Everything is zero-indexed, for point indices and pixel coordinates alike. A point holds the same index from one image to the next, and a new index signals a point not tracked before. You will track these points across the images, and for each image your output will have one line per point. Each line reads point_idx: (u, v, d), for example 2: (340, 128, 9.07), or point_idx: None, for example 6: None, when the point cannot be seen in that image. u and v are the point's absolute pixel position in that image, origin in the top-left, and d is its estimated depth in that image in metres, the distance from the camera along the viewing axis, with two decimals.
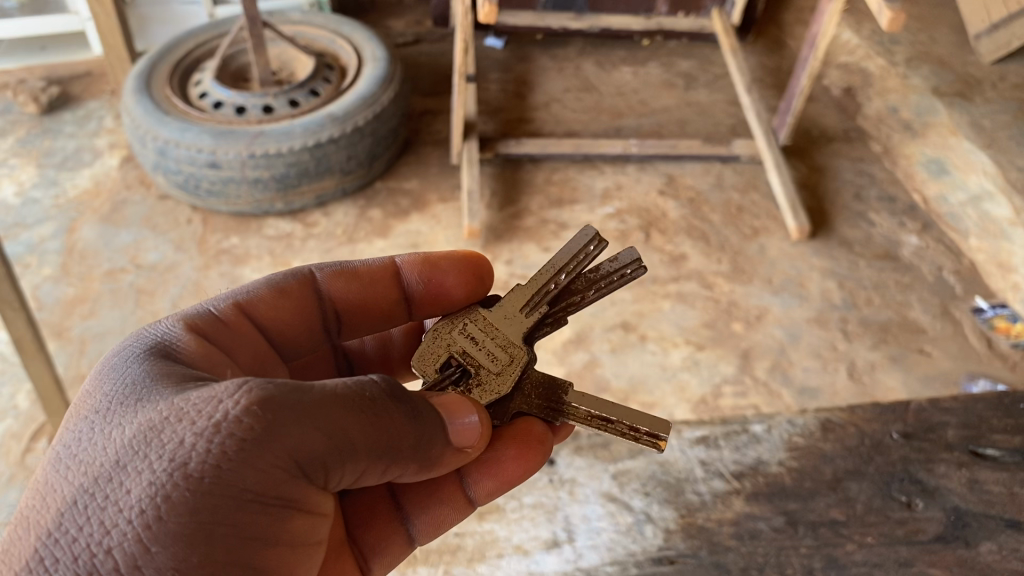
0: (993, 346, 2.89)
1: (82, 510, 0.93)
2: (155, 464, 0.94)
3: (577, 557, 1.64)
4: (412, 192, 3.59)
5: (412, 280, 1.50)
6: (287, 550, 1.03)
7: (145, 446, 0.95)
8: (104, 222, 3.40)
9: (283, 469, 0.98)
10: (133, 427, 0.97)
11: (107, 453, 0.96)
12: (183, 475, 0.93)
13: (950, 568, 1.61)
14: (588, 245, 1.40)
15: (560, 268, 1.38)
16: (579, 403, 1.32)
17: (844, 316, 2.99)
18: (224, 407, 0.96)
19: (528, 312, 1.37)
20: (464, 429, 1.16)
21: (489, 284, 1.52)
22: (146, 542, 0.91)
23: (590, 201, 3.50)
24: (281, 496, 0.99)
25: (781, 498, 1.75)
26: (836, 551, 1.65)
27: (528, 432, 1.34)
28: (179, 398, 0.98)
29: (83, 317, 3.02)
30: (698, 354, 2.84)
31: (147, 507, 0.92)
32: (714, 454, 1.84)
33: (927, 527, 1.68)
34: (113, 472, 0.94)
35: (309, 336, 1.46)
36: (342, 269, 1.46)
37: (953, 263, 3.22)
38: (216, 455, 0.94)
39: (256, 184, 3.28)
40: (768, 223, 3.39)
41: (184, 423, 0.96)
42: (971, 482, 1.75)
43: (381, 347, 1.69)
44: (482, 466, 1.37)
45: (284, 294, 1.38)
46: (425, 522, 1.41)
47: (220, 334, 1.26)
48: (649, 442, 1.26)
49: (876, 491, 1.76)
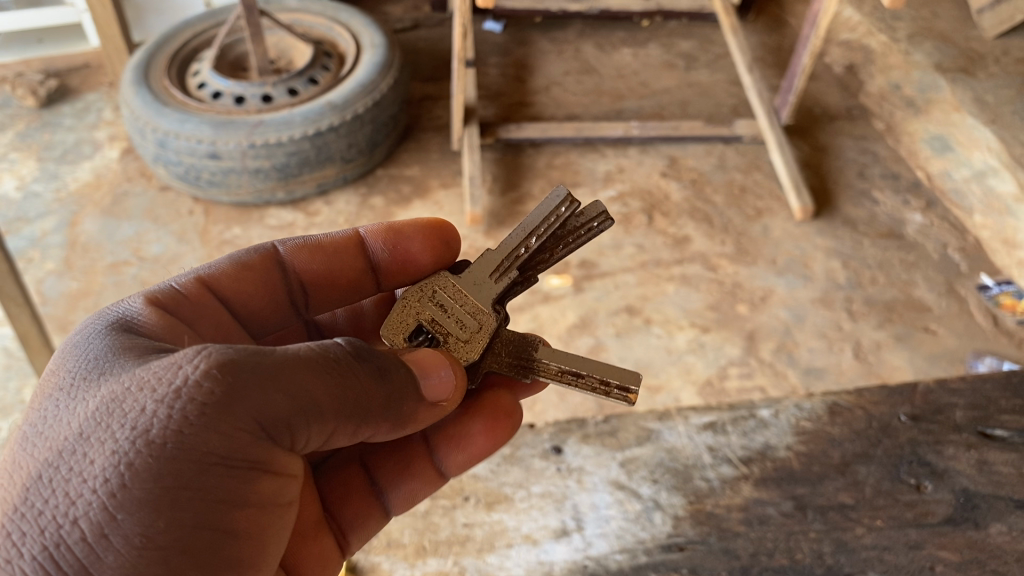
0: (999, 323, 2.89)
1: (46, 483, 0.90)
2: (118, 434, 0.91)
3: (587, 545, 1.57)
4: (414, 179, 3.58)
5: (377, 249, 1.49)
6: (257, 510, 1.01)
7: (107, 417, 0.92)
8: (106, 215, 3.40)
9: (250, 433, 0.96)
10: (96, 400, 0.94)
11: (71, 426, 0.93)
12: (146, 442, 0.90)
13: (959, 552, 1.49)
14: (560, 206, 1.33)
15: (530, 231, 1.33)
16: (548, 359, 1.33)
17: (849, 296, 2.98)
18: (186, 371, 0.93)
19: (498, 277, 1.34)
20: (438, 384, 1.17)
21: (457, 248, 1.51)
22: (112, 511, 0.88)
23: (592, 185, 3.48)
24: (248, 458, 0.97)
25: (789, 483, 1.65)
26: (845, 535, 1.54)
27: (496, 403, 1.40)
28: (141, 368, 0.95)
29: (87, 310, 3.02)
30: (704, 337, 2.84)
31: (111, 475, 0.89)
32: (720, 440, 1.75)
33: (937, 510, 1.55)
34: (77, 445, 0.91)
35: (274, 311, 1.45)
36: (306, 243, 1.46)
37: (958, 241, 3.20)
38: (179, 421, 0.91)
39: (257, 174, 3.27)
40: (771, 203, 3.38)
41: (146, 392, 0.93)
42: (980, 463, 1.61)
43: (353, 318, 1.68)
44: (451, 439, 1.40)
45: (248, 268, 1.38)
46: (400, 496, 1.43)
47: (182, 303, 1.24)
48: (620, 395, 1.29)
49: (885, 474, 1.64)
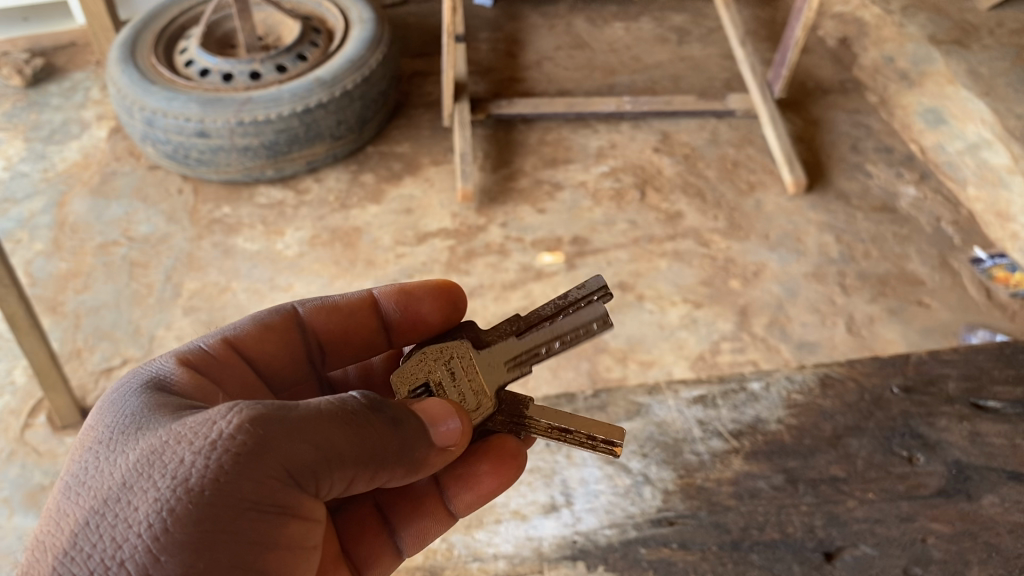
0: (992, 296, 2.88)
1: (93, 530, 0.88)
2: (160, 482, 0.89)
3: (576, 520, 1.46)
4: (404, 156, 3.54)
5: (389, 308, 1.43)
6: (289, 561, 0.97)
7: (149, 468, 0.90)
8: (94, 195, 3.36)
9: (277, 480, 0.93)
10: (135, 452, 0.92)
11: (113, 476, 0.91)
12: (186, 490, 0.88)
13: (951, 524, 1.40)
14: (593, 322, 1.19)
15: (556, 337, 1.20)
16: (541, 418, 1.21)
17: (842, 270, 2.96)
18: (221, 426, 0.91)
19: (512, 366, 1.21)
20: (445, 433, 1.09)
21: (462, 309, 1.46)
22: (156, 554, 0.85)
23: (584, 160, 3.46)
24: (282, 505, 0.94)
25: (780, 456, 1.54)
26: (837, 508, 1.44)
27: (503, 447, 1.24)
28: (178, 423, 0.94)
29: (77, 291, 2.99)
30: (696, 312, 2.83)
31: (154, 521, 0.87)
32: (711, 414, 1.63)
33: (929, 482, 1.46)
34: (120, 493, 0.90)
35: (292, 368, 1.40)
36: (324, 303, 1.41)
37: (951, 214, 3.20)
38: (217, 470, 0.89)
39: (246, 153, 3.24)
40: (764, 177, 3.36)
41: (184, 444, 0.91)
42: (972, 435, 1.53)
43: (363, 375, 1.56)
44: (459, 476, 1.27)
45: (269, 328, 1.34)
46: (411, 537, 1.31)
47: (208, 364, 1.21)
48: (606, 450, 1.17)
49: (877, 447, 1.54)
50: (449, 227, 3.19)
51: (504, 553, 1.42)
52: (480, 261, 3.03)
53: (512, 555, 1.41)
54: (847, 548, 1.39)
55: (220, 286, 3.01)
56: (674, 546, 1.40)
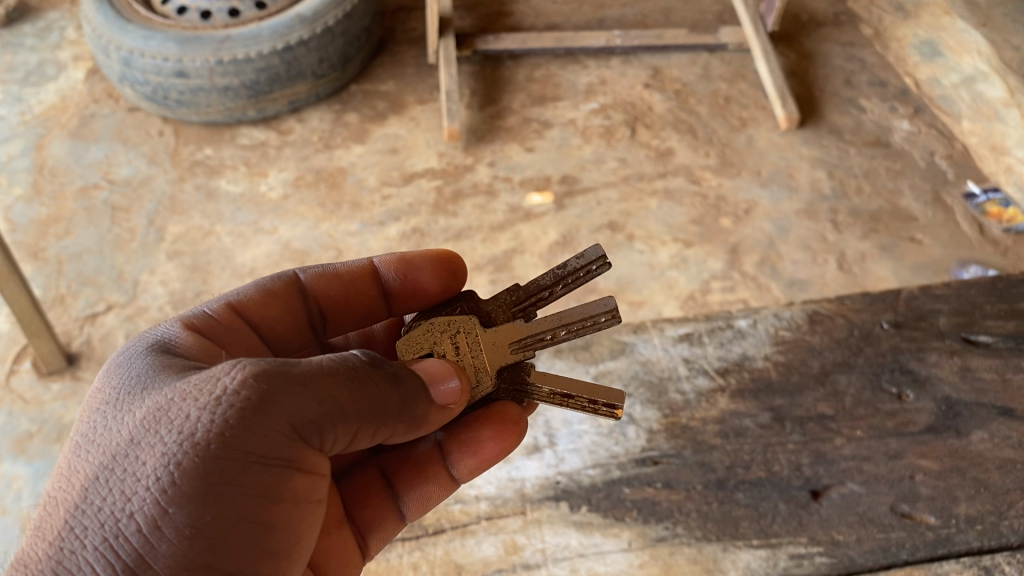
0: (985, 231, 2.85)
1: (104, 483, 0.89)
2: (166, 438, 0.89)
3: (559, 462, 1.46)
4: (389, 94, 3.46)
5: (389, 277, 1.37)
6: (296, 514, 0.97)
7: (156, 425, 0.91)
8: (73, 137, 3.29)
9: (285, 435, 0.93)
10: (142, 409, 0.93)
11: (122, 433, 0.92)
12: (192, 444, 0.89)
13: (941, 462, 1.39)
14: (600, 314, 1.18)
15: (562, 322, 1.19)
16: (543, 383, 1.23)
17: (834, 207, 2.93)
18: (224, 382, 0.92)
19: (516, 348, 1.21)
20: (446, 393, 1.11)
21: (463, 279, 1.41)
22: (164, 505, 0.87)
23: (573, 98, 3.38)
24: (287, 460, 0.94)
25: (767, 394, 1.53)
26: (824, 446, 1.44)
27: (504, 414, 1.24)
28: (182, 380, 0.94)
29: (58, 236, 2.94)
30: (687, 252, 2.79)
31: (163, 474, 0.88)
32: (697, 351, 1.64)
33: (918, 420, 1.45)
34: (129, 449, 0.90)
35: (297, 335, 1.36)
36: (323, 269, 1.36)
37: (945, 147, 3.13)
38: (221, 424, 0.90)
39: (226, 93, 3.16)
40: (756, 113, 3.30)
41: (189, 401, 0.91)
42: (962, 370, 1.51)
43: (365, 345, 1.51)
44: (463, 443, 1.25)
45: (273, 295, 1.30)
46: (414, 502, 1.29)
47: (213, 330, 1.18)
48: (611, 413, 1.19)
49: (866, 384, 1.53)
50: (435, 167, 3.13)
51: (487, 496, 1.42)
52: (467, 202, 2.98)
53: (495, 498, 1.41)
54: (835, 487, 1.38)
55: (204, 229, 2.95)
56: (659, 486, 1.40)
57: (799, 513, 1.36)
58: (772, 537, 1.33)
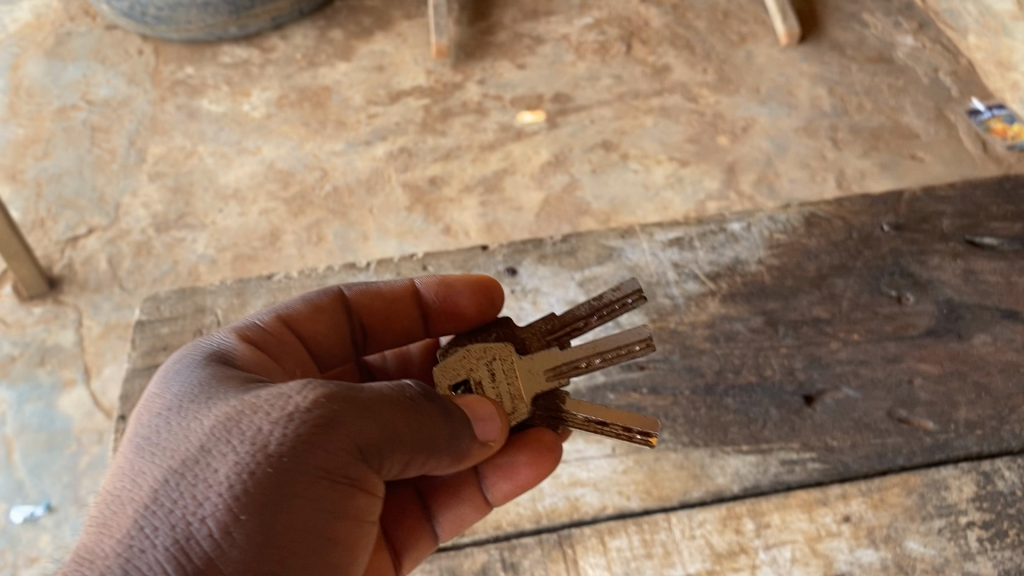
0: (989, 149, 2.76)
1: (165, 499, 0.77)
2: (238, 447, 0.80)
3: None
4: (374, 10, 3.33)
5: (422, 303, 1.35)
6: (351, 553, 0.87)
7: (225, 433, 0.81)
8: (49, 57, 3.17)
9: (350, 456, 0.84)
10: (210, 418, 0.83)
11: (190, 440, 0.81)
12: (265, 455, 0.80)
13: (941, 366, 1.20)
14: (634, 343, 1.03)
15: (596, 349, 1.03)
16: (579, 410, 1.04)
17: (834, 124, 2.84)
18: (295, 400, 0.83)
19: (550, 377, 1.04)
20: (486, 423, 0.98)
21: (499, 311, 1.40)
22: (235, 518, 0.77)
23: (567, 13, 3.26)
24: (352, 479, 0.85)
25: (759, 299, 1.31)
26: (819, 351, 1.23)
27: (539, 439, 1.04)
28: (249, 394, 0.85)
29: (36, 157, 2.85)
30: (682, 171, 2.71)
31: (236, 486, 0.78)
32: (687, 257, 1.40)
33: (918, 322, 1.26)
34: (197, 456, 0.80)
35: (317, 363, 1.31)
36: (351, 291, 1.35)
37: (950, 64, 3.03)
38: (293, 440, 0.81)
39: (206, 9, 3.06)
40: (755, 28, 3.18)
41: (259, 414, 0.82)
42: (965, 274, 1.32)
43: None
44: None
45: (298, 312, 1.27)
46: None
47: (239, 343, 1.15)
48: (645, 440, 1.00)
49: (863, 286, 1.32)
50: (423, 85, 3.02)
51: None
52: (456, 121, 2.89)
53: None
54: (830, 392, 1.18)
55: (186, 149, 2.85)
56: (644, 393, 1.20)
57: (791, 418, 1.16)
58: (762, 442, 1.14)
